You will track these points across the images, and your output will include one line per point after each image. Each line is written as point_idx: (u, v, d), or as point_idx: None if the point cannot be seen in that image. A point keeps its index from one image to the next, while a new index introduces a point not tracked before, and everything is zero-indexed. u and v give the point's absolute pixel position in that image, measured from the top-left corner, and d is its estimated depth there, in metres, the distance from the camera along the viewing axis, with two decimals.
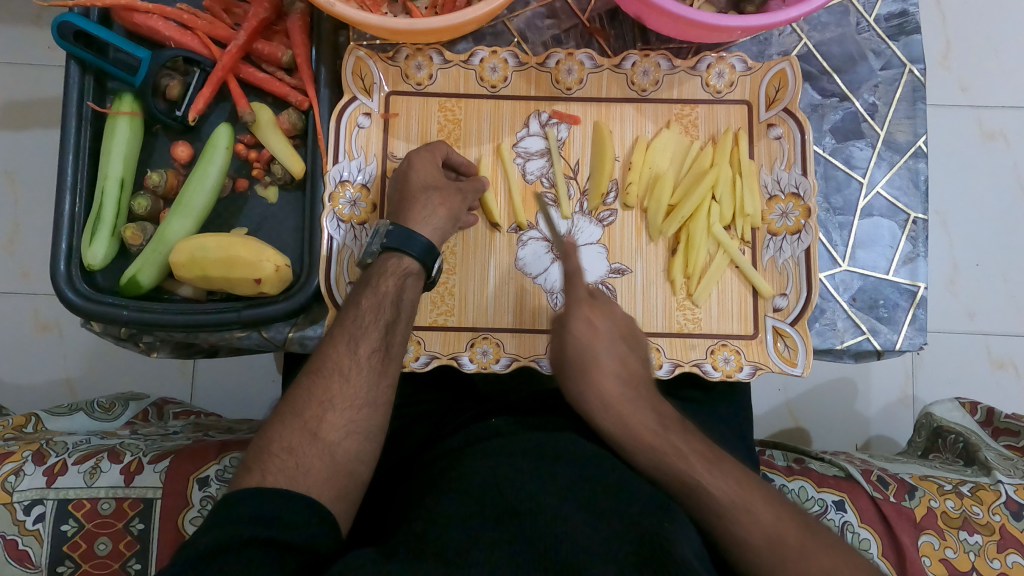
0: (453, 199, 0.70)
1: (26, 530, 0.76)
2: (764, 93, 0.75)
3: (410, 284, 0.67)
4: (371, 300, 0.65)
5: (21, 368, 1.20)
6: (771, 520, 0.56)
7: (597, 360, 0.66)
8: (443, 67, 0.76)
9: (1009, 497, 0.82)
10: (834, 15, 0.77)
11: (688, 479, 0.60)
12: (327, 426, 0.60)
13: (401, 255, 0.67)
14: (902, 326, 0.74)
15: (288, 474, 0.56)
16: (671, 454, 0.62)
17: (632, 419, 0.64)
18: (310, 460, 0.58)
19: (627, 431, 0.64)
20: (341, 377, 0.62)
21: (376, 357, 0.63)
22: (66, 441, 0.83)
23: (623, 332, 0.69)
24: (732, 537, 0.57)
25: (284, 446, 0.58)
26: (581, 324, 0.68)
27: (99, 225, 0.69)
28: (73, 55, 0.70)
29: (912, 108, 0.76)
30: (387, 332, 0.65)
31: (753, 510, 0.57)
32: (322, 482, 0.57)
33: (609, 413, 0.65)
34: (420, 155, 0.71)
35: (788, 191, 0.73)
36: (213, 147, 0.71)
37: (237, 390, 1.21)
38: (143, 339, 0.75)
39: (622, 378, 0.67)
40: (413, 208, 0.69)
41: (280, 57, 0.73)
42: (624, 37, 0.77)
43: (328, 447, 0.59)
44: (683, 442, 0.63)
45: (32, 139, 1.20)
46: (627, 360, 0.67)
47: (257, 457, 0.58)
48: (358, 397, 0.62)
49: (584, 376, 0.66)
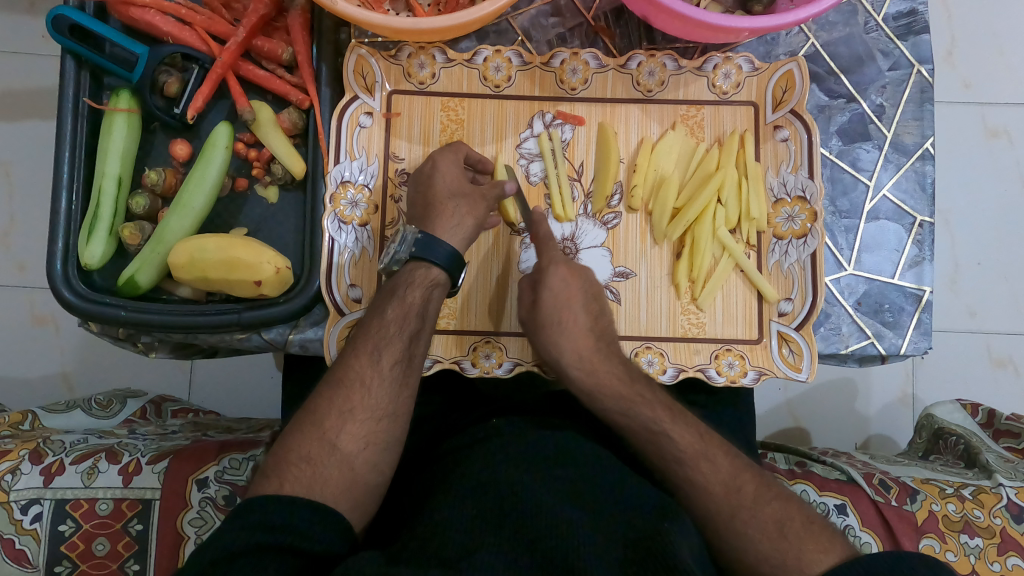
0: (479, 207, 0.69)
1: (23, 530, 0.75)
2: (771, 94, 0.75)
3: (435, 295, 0.67)
4: (397, 311, 0.64)
5: (17, 363, 1.19)
6: (728, 470, 0.60)
7: (571, 315, 0.68)
8: (445, 66, 0.75)
9: (1010, 500, 0.81)
10: (843, 15, 0.75)
11: (654, 427, 0.64)
12: (345, 437, 0.59)
13: (428, 265, 0.66)
14: (907, 331, 0.73)
15: (305, 484, 0.55)
16: (639, 402, 0.65)
17: (600, 368, 0.67)
18: (327, 471, 0.57)
19: (597, 382, 0.67)
20: (363, 390, 0.61)
21: (398, 368, 0.63)
22: (64, 438, 0.82)
23: (594, 293, 0.71)
24: (689, 480, 0.60)
25: (303, 456, 0.57)
26: (558, 282, 0.69)
27: (95, 224, 0.68)
28: (68, 50, 0.68)
29: (920, 109, 0.75)
30: (410, 343, 0.64)
31: (713, 460, 0.61)
32: (340, 494, 0.57)
33: (582, 363, 0.68)
34: (444, 159, 0.70)
35: (794, 195, 0.72)
36: (213, 147, 0.69)
37: (236, 387, 1.20)
38: (142, 339, 0.74)
39: (595, 334, 0.69)
40: (440, 217, 0.68)
41: (280, 54, 0.72)
42: (630, 36, 0.75)
43: (346, 459, 0.58)
44: (649, 392, 0.66)
45: (27, 131, 1.19)
46: (599, 318, 0.70)
47: (275, 466, 0.57)
48: (378, 409, 0.61)
49: (559, 331, 0.68)
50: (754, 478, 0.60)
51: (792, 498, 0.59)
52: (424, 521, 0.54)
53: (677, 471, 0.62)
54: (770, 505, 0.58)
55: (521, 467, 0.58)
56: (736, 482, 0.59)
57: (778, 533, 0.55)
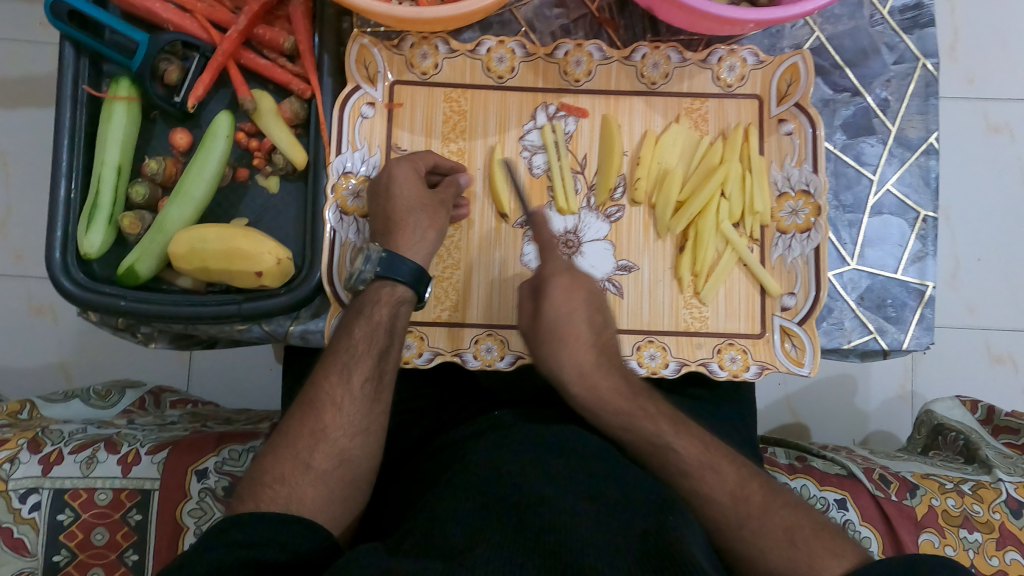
0: (440, 216, 0.69)
1: (22, 519, 0.75)
2: (776, 87, 0.74)
3: (403, 311, 0.66)
4: (364, 329, 0.63)
5: (15, 352, 1.19)
6: (735, 480, 0.60)
7: (573, 328, 0.67)
8: (449, 56, 0.74)
9: (1009, 495, 0.82)
10: (848, 7, 0.75)
11: (657, 440, 0.64)
12: (319, 457, 0.59)
13: (394, 283, 0.66)
14: (909, 326, 0.73)
15: (281, 504, 0.56)
16: (643, 416, 0.65)
17: (602, 384, 0.67)
18: (304, 490, 0.57)
19: (601, 400, 0.66)
20: (334, 409, 0.61)
21: (368, 385, 0.62)
22: (62, 428, 0.82)
23: (597, 303, 0.70)
24: (698, 492, 0.60)
25: (276, 477, 0.57)
26: (560, 293, 0.68)
27: (95, 212, 0.67)
28: (66, 35, 0.68)
29: (925, 104, 0.75)
30: (379, 359, 0.63)
31: (718, 470, 0.61)
32: (320, 505, 0.57)
33: (583, 379, 0.67)
34: (400, 168, 0.69)
35: (798, 188, 0.72)
36: (213, 136, 0.69)
37: (234, 378, 1.20)
38: (141, 329, 0.73)
39: (597, 345, 0.68)
40: (401, 233, 0.67)
41: (283, 43, 0.72)
42: (634, 28, 0.75)
43: (321, 476, 0.58)
44: (651, 406, 0.66)
45: (25, 120, 1.18)
46: (603, 330, 0.69)
47: (251, 488, 0.57)
48: (351, 426, 0.61)
49: (559, 344, 0.67)
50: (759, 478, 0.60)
51: (798, 500, 0.59)
52: (423, 516, 0.53)
53: (681, 468, 0.61)
54: (778, 513, 0.57)
55: (526, 461, 0.58)
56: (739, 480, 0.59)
57: (789, 540, 0.55)
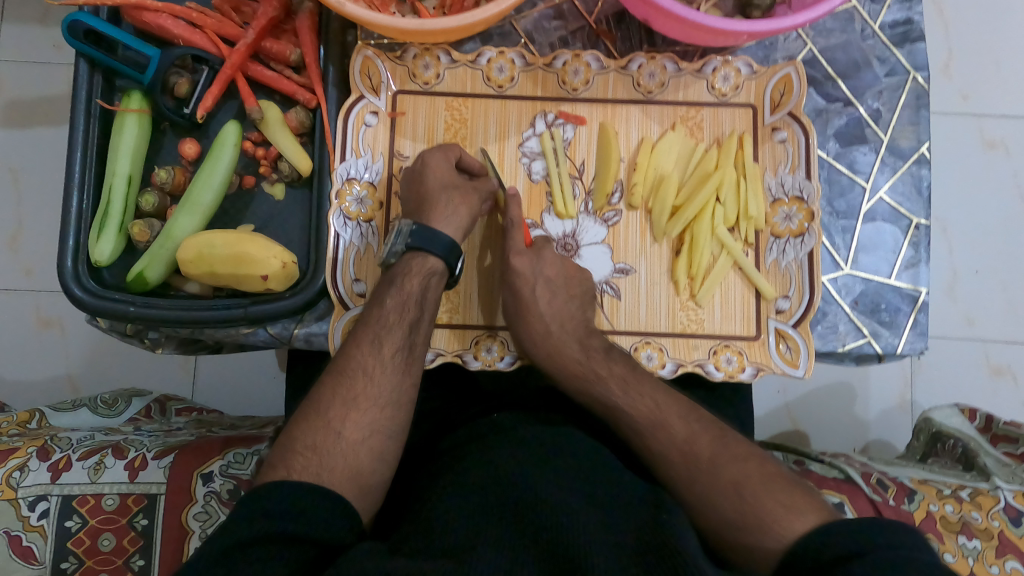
0: (472, 197, 0.72)
1: (30, 527, 0.76)
2: (769, 97, 0.76)
3: (433, 284, 0.68)
4: (395, 301, 0.66)
5: (23, 364, 1.20)
6: (679, 433, 0.64)
7: (527, 296, 0.71)
8: (450, 67, 0.76)
9: (1008, 503, 0.82)
10: (840, 21, 0.77)
11: (607, 398, 0.68)
12: (350, 426, 0.60)
13: (425, 254, 0.68)
14: (903, 331, 0.74)
15: (313, 473, 0.56)
16: (591, 375, 0.69)
17: (557, 345, 0.71)
18: (334, 461, 0.58)
19: (558, 358, 0.71)
20: (366, 378, 0.62)
21: (399, 356, 0.64)
22: (71, 436, 0.83)
23: (554, 270, 0.73)
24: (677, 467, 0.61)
25: (308, 445, 0.58)
26: (521, 261, 0.72)
27: (106, 221, 0.69)
28: (82, 53, 0.70)
29: (916, 115, 0.77)
30: (410, 331, 0.66)
31: (665, 425, 0.65)
32: (344, 480, 0.57)
33: (544, 338, 0.71)
34: (433, 156, 0.71)
35: (792, 195, 0.74)
36: (221, 144, 0.71)
37: (238, 388, 1.21)
38: (148, 335, 0.74)
39: (552, 306, 0.72)
40: (435, 207, 0.70)
41: (288, 55, 0.74)
42: (631, 39, 0.77)
43: (349, 452, 0.59)
44: (602, 363, 0.69)
45: (37, 137, 1.21)
46: (556, 293, 0.73)
47: (281, 456, 0.58)
48: (380, 397, 0.62)
49: (520, 305, 0.71)
50: (766, 468, 0.60)
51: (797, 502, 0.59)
52: (428, 511, 0.54)
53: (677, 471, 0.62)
54: (768, 498, 0.57)
55: (527, 463, 0.59)
56: (737, 469, 0.59)
57: (769, 523, 0.55)
